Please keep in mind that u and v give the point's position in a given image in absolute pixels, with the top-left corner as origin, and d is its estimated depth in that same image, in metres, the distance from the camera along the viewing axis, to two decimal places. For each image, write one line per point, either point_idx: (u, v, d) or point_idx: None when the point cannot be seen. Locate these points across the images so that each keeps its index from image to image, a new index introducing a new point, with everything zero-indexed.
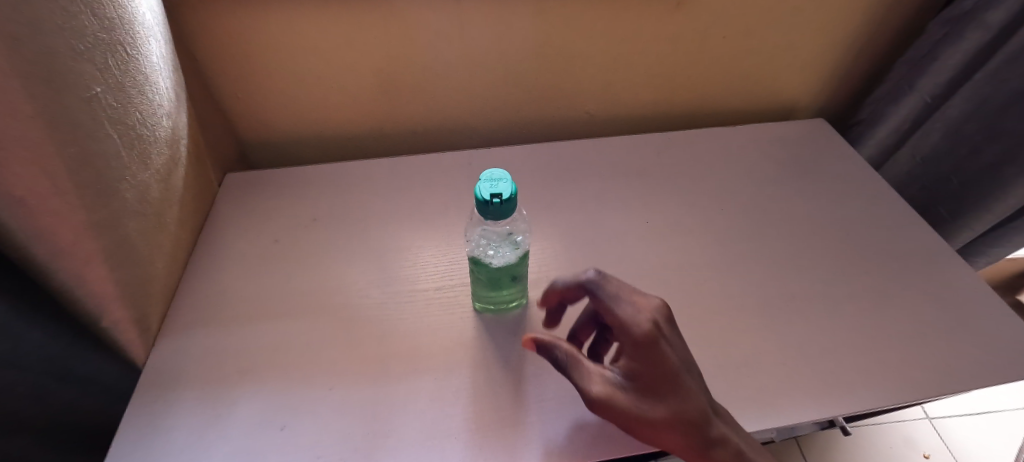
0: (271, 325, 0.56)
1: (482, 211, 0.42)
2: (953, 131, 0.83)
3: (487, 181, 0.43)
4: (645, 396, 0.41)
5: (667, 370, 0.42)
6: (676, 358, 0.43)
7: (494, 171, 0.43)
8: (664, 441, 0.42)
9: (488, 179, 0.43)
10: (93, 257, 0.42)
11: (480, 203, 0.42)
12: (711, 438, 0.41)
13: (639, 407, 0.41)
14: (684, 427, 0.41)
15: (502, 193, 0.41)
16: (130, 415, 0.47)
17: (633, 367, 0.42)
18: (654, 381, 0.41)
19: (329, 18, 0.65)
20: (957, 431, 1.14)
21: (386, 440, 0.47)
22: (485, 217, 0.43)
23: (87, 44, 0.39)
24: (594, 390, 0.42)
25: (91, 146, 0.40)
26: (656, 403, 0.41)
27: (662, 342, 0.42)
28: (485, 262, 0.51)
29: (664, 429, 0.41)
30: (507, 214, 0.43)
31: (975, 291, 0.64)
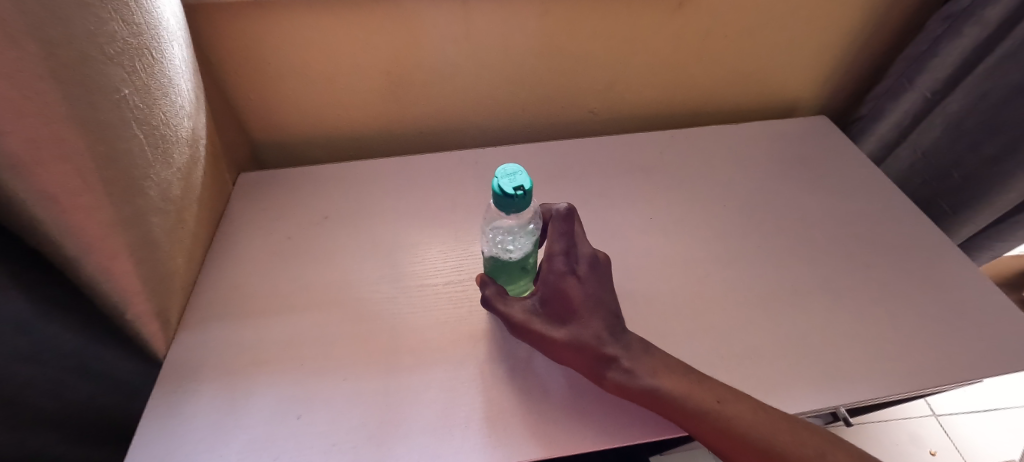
0: (286, 319, 0.57)
1: (501, 205, 0.44)
2: (953, 126, 0.84)
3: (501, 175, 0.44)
4: (551, 319, 0.50)
5: (570, 297, 0.50)
6: (583, 290, 0.50)
7: (507, 166, 0.45)
8: (567, 360, 0.50)
9: (503, 173, 0.45)
10: (120, 252, 0.44)
11: (502, 197, 0.43)
12: (605, 358, 0.48)
13: (544, 328, 0.50)
14: (580, 350, 0.48)
15: (522, 186, 0.43)
16: (153, 405, 0.49)
17: (547, 294, 0.51)
18: (560, 306, 0.50)
19: (339, 21, 0.67)
20: (963, 428, 1.14)
21: (398, 428, 0.48)
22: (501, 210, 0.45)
23: (117, 49, 0.41)
24: (512, 313, 0.51)
25: (118, 145, 0.42)
26: (559, 324, 0.50)
27: (570, 275, 0.50)
28: (507, 258, 0.53)
29: (565, 348, 0.49)
30: (527, 207, 0.44)
31: (974, 284, 0.66)
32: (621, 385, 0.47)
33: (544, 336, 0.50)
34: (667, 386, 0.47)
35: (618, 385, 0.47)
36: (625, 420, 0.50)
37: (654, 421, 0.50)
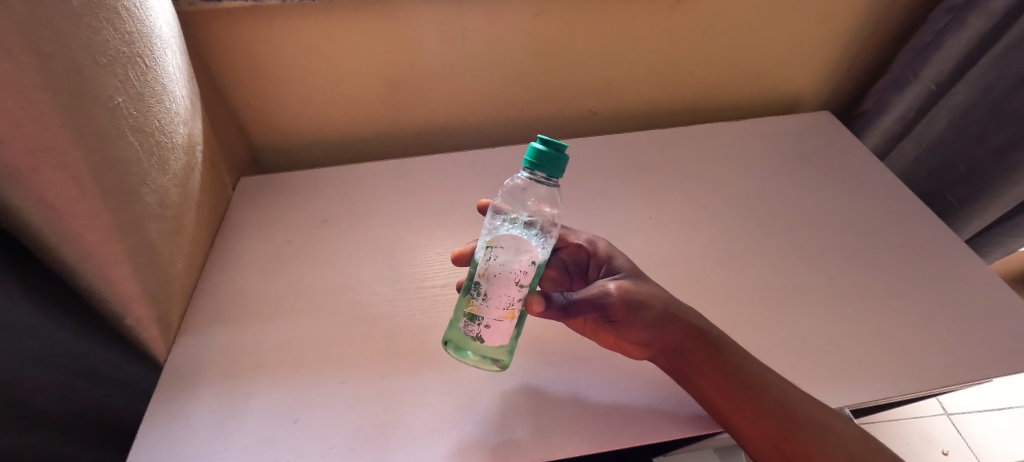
0: (284, 323, 0.58)
1: (550, 166, 0.40)
2: (959, 119, 0.82)
3: (542, 145, 0.40)
4: (640, 283, 0.51)
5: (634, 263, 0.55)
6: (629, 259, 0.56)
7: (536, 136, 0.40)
8: (654, 329, 0.49)
9: (535, 144, 0.40)
10: (118, 257, 0.44)
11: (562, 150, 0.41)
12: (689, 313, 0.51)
13: (645, 292, 0.50)
14: (676, 308, 0.51)
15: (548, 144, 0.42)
16: (153, 410, 0.50)
17: (622, 265, 0.53)
18: (637, 271, 0.53)
19: (335, 25, 0.68)
20: (977, 427, 1.12)
21: (396, 431, 0.48)
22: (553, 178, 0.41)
23: (109, 58, 0.42)
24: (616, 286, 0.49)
25: (113, 153, 0.43)
26: (648, 286, 0.51)
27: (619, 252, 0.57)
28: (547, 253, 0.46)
29: (665, 309, 0.50)
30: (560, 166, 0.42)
31: (980, 281, 0.65)
32: (701, 341, 0.49)
33: (640, 302, 0.49)
34: (737, 352, 0.49)
35: (700, 342, 0.49)
36: (623, 423, 0.49)
37: (652, 422, 0.50)
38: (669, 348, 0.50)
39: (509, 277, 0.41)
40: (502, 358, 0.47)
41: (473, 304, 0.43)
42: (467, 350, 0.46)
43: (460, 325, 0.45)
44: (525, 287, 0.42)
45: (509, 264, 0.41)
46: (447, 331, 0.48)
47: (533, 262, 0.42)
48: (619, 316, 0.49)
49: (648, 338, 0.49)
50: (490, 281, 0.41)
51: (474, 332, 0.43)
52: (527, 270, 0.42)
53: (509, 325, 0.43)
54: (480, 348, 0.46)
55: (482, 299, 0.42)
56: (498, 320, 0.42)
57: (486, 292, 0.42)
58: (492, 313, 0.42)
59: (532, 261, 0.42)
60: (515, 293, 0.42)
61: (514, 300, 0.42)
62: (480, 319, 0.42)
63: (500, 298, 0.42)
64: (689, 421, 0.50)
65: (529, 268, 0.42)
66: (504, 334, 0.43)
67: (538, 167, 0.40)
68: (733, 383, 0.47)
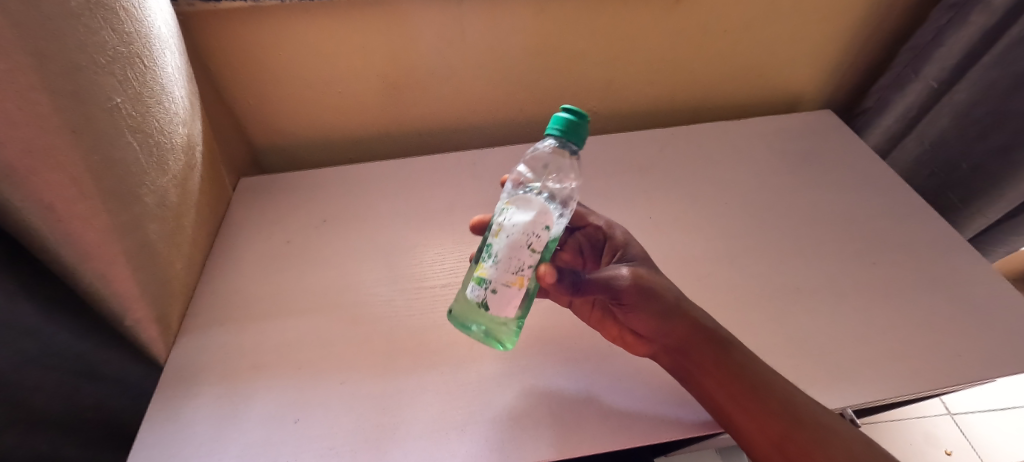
0: (284, 323, 0.58)
1: (572, 131, 0.41)
2: (960, 117, 0.82)
3: (567, 114, 0.41)
4: (651, 275, 0.52)
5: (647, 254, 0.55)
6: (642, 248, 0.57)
7: (562, 105, 0.42)
8: (661, 321, 0.49)
9: (561, 114, 0.42)
10: (118, 258, 0.44)
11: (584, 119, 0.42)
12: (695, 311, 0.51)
13: (654, 283, 0.51)
14: (684, 302, 0.51)
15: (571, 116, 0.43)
16: (152, 411, 0.50)
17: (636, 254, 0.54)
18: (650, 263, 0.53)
19: (334, 25, 0.68)
20: (980, 427, 1.11)
21: (395, 431, 0.48)
22: (574, 146, 0.42)
23: (107, 58, 0.42)
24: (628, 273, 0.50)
25: (112, 154, 0.43)
26: (658, 278, 0.52)
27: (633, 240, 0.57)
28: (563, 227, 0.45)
29: (673, 302, 0.50)
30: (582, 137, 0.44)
31: (982, 281, 0.64)
32: (709, 340, 0.49)
33: (652, 291, 0.50)
34: (742, 352, 0.49)
35: (706, 340, 0.49)
36: (624, 423, 0.49)
37: (653, 422, 0.49)
38: (672, 344, 0.50)
39: (521, 240, 0.41)
40: (507, 332, 0.47)
41: (484, 267, 0.42)
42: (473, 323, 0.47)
43: (468, 291, 0.44)
44: (536, 253, 0.42)
45: (521, 225, 0.41)
46: (455, 302, 0.49)
47: (547, 227, 0.41)
48: (630, 301, 0.49)
49: (655, 331, 0.50)
50: (502, 243, 0.41)
51: (481, 298, 0.42)
52: (539, 235, 0.41)
53: (517, 294, 0.42)
54: (485, 319, 0.46)
55: (492, 262, 0.42)
56: (506, 285, 0.41)
57: (497, 254, 0.41)
58: (500, 278, 0.41)
59: (544, 226, 0.41)
60: (526, 258, 0.41)
61: (524, 266, 0.41)
62: (488, 284, 0.42)
63: (511, 261, 0.41)
64: (690, 421, 0.49)
65: (542, 233, 0.41)
66: (512, 304, 0.43)
67: (562, 135, 0.41)
68: (737, 384, 0.47)
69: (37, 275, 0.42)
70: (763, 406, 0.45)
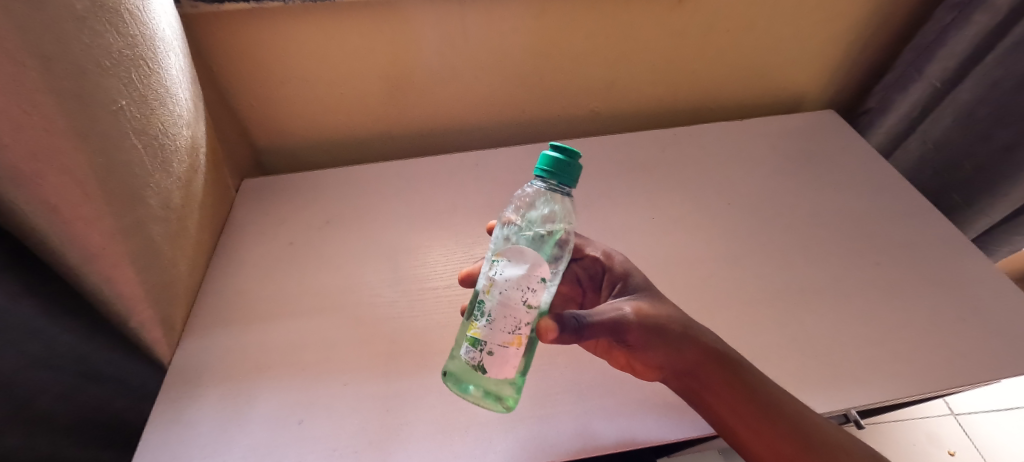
0: (287, 324, 0.58)
1: (562, 172, 0.39)
2: (965, 116, 0.82)
3: (556, 152, 0.39)
4: (655, 302, 0.49)
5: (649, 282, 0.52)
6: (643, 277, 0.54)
7: (549, 144, 0.40)
8: (669, 351, 0.46)
9: (549, 152, 0.39)
10: (123, 260, 0.45)
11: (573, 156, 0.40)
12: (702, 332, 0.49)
13: (660, 313, 0.48)
14: (691, 327, 0.48)
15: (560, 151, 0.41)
16: (157, 412, 0.50)
17: (636, 284, 0.51)
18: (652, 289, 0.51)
19: (336, 26, 0.68)
20: (984, 427, 1.11)
21: (399, 433, 0.48)
22: (567, 187, 0.40)
23: (113, 61, 0.42)
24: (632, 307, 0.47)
25: (117, 156, 0.43)
26: (663, 305, 0.49)
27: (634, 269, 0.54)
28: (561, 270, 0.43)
29: (680, 328, 0.47)
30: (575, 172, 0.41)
31: (986, 281, 0.64)
32: (720, 366, 0.47)
33: (658, 324, 0.47)
34: (750, 368, 0.48)
35: (716, 363, 0.47)
36: (627, 425, 0.49)
37: (656, 424, 0.49)
38: (682, 370, 0.47)
39: (515, 297, 0.38)
40: (507, 395, 0.42)
41: (476, 327, 0.39)
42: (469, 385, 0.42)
43: (461, 353, 0.40)
44: (533, 309, 0.38)
45: (514, 280, 0.37)
46: (449, 361, 0.44)
47: (541, 280, 0.38)
48: (635, 340, 0.46)
49: (663, 362, 0.47)
50: (494, 300, 0.38)
51: (476, 361, 0.39)
52: (535, 289, 0.38)
53: (516, 354, 0.39)
54: (481, 382, 0.41)
55: (486, 322, 0.38)
56: (503, 345, 0.38)
57: (491, 313, 0.38)
58: (496, 339, 0.38)
59: (540, 278, 0.38)
60: (523, 314, 0.38)
61: (521, 325, 0.38)
62: (482, 345, 0.38)
63: (506, 319, 0.38)
64: (693, 422, 0.49)
65: (537, 286, 0.38)
66: (511, 365, 0.39)
67: (552, 176, 0.39)
68: (749, 405, 0.45)
69: (42, 277, 0.42)
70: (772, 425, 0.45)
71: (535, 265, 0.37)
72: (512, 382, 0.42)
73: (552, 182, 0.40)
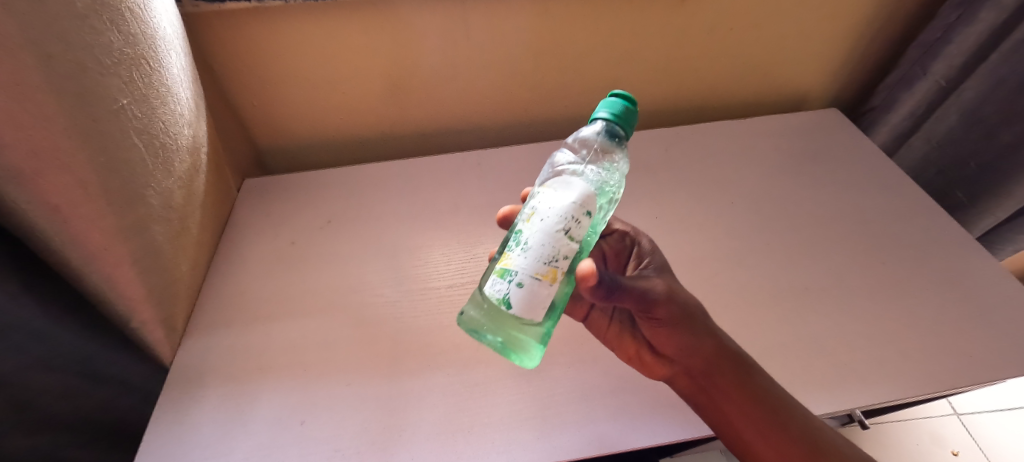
0: (290, 324, 0.58)
1: (621, 114, 0.41)
2: (970, 114, 0.81)
3: (618, 98, 0.42)
4: (677, 284, 0.50)
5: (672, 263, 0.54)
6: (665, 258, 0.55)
7: (612, 91, 0.43)
8: (690, 338, 0.48)
9: (612, 98, 0.42)
10: (124, 260, 0.44)
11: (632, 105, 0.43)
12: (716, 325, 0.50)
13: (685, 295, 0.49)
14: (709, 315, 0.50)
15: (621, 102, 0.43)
16: (158, 413, 0.49)
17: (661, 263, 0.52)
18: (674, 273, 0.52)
19: (338, 25, 0.67)
20: (987, 427, 1.11)
21: (402, 433, 0.48)
22: (622, 133, 0.42)
23: (113, 60, 0.41)
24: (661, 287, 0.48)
25: (118, 156, 0.43)
26: (685, 288, 0.50)
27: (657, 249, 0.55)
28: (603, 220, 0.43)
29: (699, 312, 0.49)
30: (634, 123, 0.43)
31: (991, 280, 0.64)
32: (734, 367, 0.48)
33: (685, 305, 0.49)
34: (760, 369, 0.48)
35: (730, 358, 0.48)
36: (631, 425, 0.49)
37: (660, 424, 0.49)
38: (695, 362, 0.49)
39: (557, 224, 0.37)
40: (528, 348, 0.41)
41: (511, 256, 0.39)
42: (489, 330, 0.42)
43: (488, 289, 0.40)
44: (574, 242, 0.38)
45: (561, 206, 0.38)
46: (471, 308, 0.44)
47: (587, 214, 0.38)
48: (662, 314, 0.48)
49: (681, 347, 0.49)
50: (535, 228, 0.38)
51: (504, 292, 0.38)
52: (579, 220, 0.38)
53: (547, 291, 0.38)
54: (505, 327, 0.40)
55: (522, 250, 0.38)
56: (537, 276, 0.37)
57: (530, 239, 0.38)
58: (530, 269, 0.37)
59: (586, 211, 0.38)
60: (564, 246, 0.38)
61: (558, 256, 0.38)
62: (514, 275, 0.38)
63: (545, 248, 0.37)
64: (697, 422, 0.49)
65: (583, 218, 0.38)
66: (540, 302, 0.38)
67: (613, 118, 0.41)
68: (757, 407, 0.46)
69: (42, 277, 0.42)
70: (779, 427, 0.45)
71: (585, 195, 0.38)
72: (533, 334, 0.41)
73: (611, 127, 0.42)
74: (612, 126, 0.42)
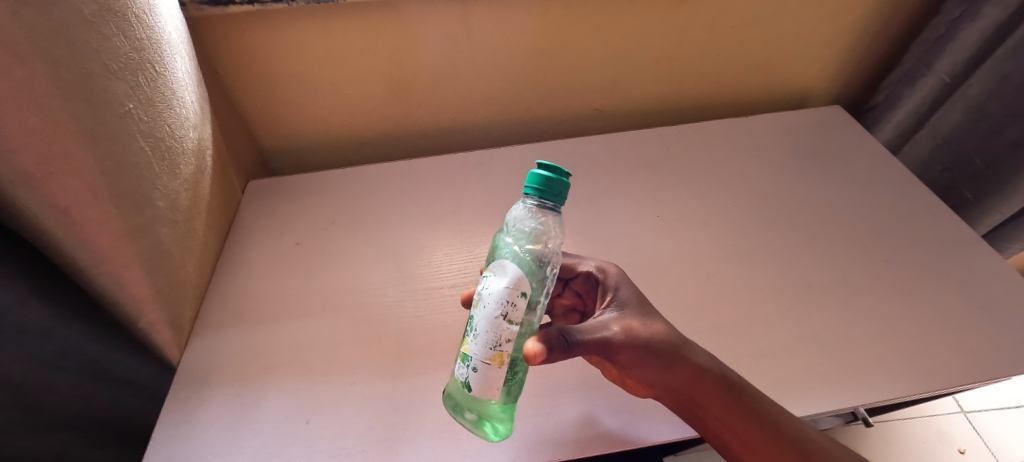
0: (294, 325, 0.58)
1: (542, 194, 0.39)
2: (975, 111, 0.81)
3: (544, 170, 0.39)
4: (639, 318, 0.47)
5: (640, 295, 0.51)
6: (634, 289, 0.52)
7: (538, 162, 0.40)
8: (659, 371, 0.46)
9: (537, 171, 0.40)
10: (132, 261, 0.45)
11: (556, 179, 0.39)
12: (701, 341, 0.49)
13: (649, 332, 0.46)
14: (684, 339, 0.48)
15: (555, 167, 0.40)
16: (167, 411, 0.50)
17: (623, 298, 0.49)
18: (641, 306, 0.49)
19: (340, 27, 0.68)
20: (994, 425, 1.10)
21: (406, 432, 0.48)
22: (554, 204, 0.40)
23: (120, 64, 0.42)
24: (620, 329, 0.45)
25: (125, 159, 0.43)
26: (649, 321, 0.47)
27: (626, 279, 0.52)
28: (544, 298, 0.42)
29: (667, 347, 0.46)
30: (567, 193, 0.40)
31: (997, 278, 0.64)
32: (714, 384, 0.46)
33: (649, 344, 0.45)
34: (747, 385, 0.47)
35: (711, 380, 0.46)
36: (633, 423, 0.49)
37: (663, 422, 0.49)
38: (676, 388, 0.47)
39: (495, 310, 0.38)
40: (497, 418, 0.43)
41: (466, 343, 0.40)
42: (464, 408, 0.43)
43: (454, 372, 0.41)
44: (515, 324, 0.38)
45: (496, 292, 0.38)
46: (448, 382, 0.46)
47: (522, 294, 0.38)
48: (625, 359, 0.45)
49: (654, 379, 0.46)
50: (479, 314, 0.39)
51: (465, 377, 0.39)
52: (514, 302, 0.37)
53: (499, 373, 0.38)
54: (472, 405, 0.42)
55: (473, 336, 0.39)
56: (486, 362, 0.38)
57: (476, 329, 0.39)
58: (480, 354, 0.38)
59: (521, 292, 0.38)
60: (504, 331, 0.38)
61: (501, 340, 0.38)
62: (470, 361, 0.39)
63: (488, 335, 0.38)
64: None
65: (518, 300, 0.38)
66: (496, 385, 0.39)
67: (538, 195, 0.39)
68: (745, 422, 0.45)
69: (51, 279, 0.43)
70: (767, 438, 0.45)
71: (515, 278, 0.37)
72: (501, 405, 0.41)
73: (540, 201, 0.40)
74: (540, 200, 0.40)
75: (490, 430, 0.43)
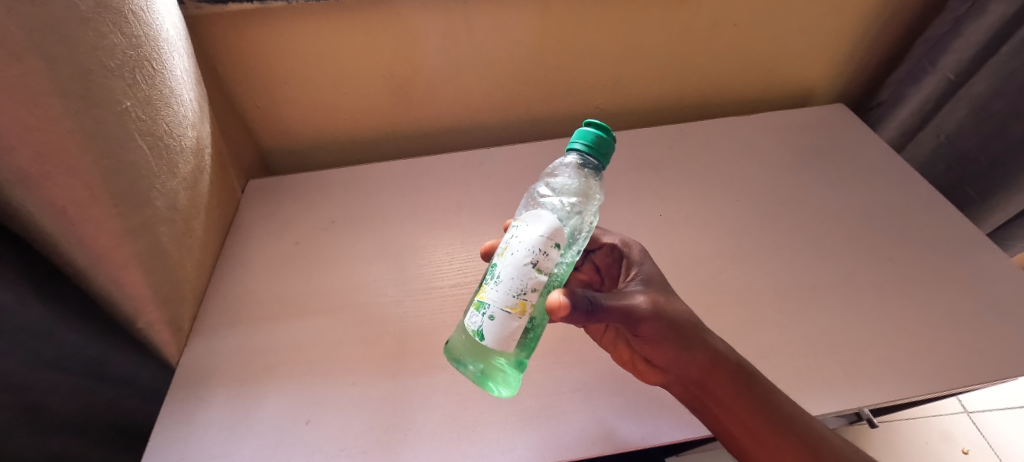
0: (294, 325, 0.58)
1: (592, 150, 0.40)
2: (979, 108, 0.80)
3: (594, 128, 0.41)
4: (663, 296, 0.48)
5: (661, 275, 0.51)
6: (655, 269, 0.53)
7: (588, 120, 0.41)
8: (678, 352, 0.46)
9: (587, 128, 0.41)
10: (130, 260, 0.45)
11: (605, 138, 0.40)
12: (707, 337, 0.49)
13: (673, 310, 0.47)
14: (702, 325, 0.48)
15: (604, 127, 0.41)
16: (166, 412, 0.50)
17: (647, 275, 0.50)
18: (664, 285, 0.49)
19: (340, 25, 0.68)
20: (998, 425, 1.09)
21: (406, 433, 0.48)
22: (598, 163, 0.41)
23: (117, 62, 0.42)
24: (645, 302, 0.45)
25: (123, 157, 0.43)
26: (672, 300, 0.48)
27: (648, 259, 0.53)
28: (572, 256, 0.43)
29: (688, 327, 0.46)
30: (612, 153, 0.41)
31: (1002, 277, 0.63)
32: (729, 374, 0.46)
33: (672, 319, 0.46)
34: (760, 378, 0.47)
35: (726, 370, 0.46)
36: (636, 424, 0.49)
37: (666, 423, 0.49)
38: (690, 375, 0.46)
39: (526, 258, 0.37)
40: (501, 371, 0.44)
41: (485, 291, 0.39)
42: (468, 359, 0.44)
43: (466, 320, 0.41)
44: (543, 274, 0.38)
45: (529, 240, 0.37)
46: (455, 337, 0.47)
47: (556, 246, 0.38)
48: (648, 331, 0.45)
49: (672, 361, 0.46)
50: (506, 262, 0.38)
51: (477, 325, 0.39)
52: (547, 252, 0.37)
53: (518, 324, 0.38)
54: (480, 357, 0.43)
55: (495, 283, 0.38)
56: (506, 310, 0.38)
57: (501, 275, 0.38)
58: (501, 302, 0.38)
59: (555, 243, 0.37)
60: (532, 280, 0.37)
61: (527, 289, 0.38)
62: (487, 309, 0.38)
63: (514, 282, 0.37)
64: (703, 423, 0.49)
65: (551, 251, 0.37)
66: (512, 335, 0.38)
67: (585, 149, 0.40)
68: (756, 415, 0.45)
69: (48, 278, 0.42)
70: (779, 433, 0.44)
71: (553, 228, 0.37)
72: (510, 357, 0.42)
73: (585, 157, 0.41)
74: (586, 156, 0.40)
75: (491, 387, 0.44)
